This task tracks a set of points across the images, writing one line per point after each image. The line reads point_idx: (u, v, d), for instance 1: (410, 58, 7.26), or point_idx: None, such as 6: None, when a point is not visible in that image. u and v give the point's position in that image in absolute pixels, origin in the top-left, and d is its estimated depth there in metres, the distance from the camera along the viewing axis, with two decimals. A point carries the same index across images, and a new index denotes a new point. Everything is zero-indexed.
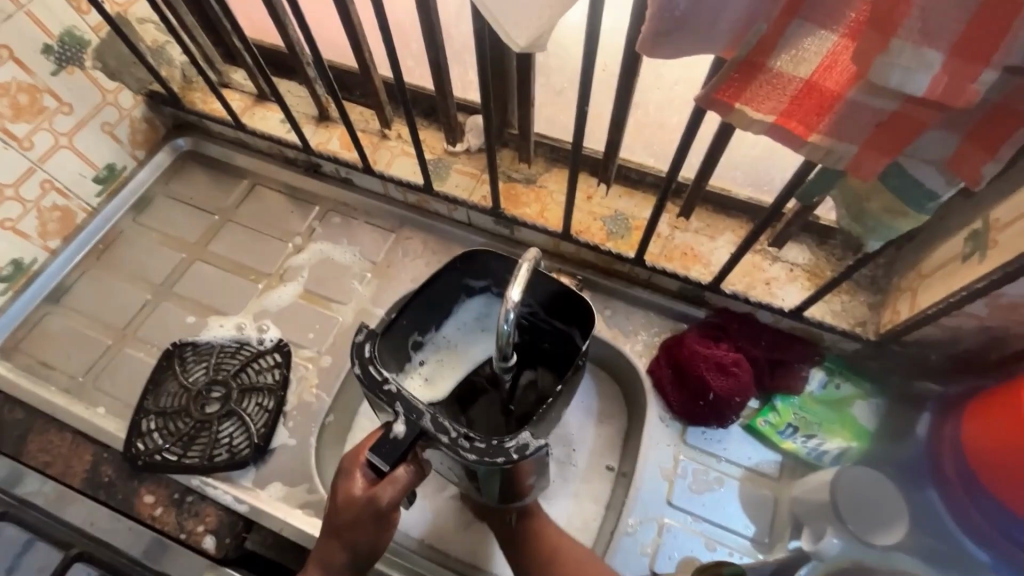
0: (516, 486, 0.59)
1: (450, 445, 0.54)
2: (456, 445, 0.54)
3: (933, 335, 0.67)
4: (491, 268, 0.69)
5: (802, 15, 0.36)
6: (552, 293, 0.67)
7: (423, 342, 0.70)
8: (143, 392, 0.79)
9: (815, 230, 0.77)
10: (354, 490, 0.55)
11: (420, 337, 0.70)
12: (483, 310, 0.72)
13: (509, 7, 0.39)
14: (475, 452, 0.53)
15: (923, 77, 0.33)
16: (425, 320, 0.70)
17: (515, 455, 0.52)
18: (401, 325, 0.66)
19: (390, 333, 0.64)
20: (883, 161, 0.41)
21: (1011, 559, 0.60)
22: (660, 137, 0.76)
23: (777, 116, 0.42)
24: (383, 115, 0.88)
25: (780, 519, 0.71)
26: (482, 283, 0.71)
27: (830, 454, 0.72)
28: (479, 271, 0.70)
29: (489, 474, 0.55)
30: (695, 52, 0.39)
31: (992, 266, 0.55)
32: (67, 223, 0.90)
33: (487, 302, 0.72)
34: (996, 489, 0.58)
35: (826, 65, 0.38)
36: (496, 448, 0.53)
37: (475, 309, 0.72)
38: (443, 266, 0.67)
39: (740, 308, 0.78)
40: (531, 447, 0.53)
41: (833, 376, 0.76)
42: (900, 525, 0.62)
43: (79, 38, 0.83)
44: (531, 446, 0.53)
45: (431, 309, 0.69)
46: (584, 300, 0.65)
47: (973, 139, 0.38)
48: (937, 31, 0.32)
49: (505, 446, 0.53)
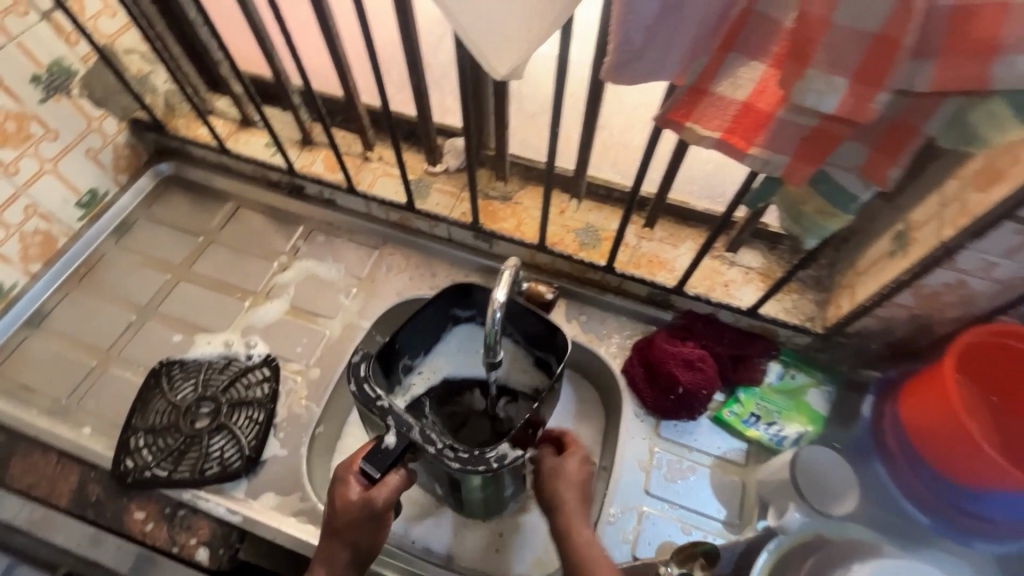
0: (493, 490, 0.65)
1: (436, 455, 0.58)
2: (442, 455, 0.58)
3: (871, 325, 0.75)
4: (477, 298, 0.72)
5: (737, 49, 0.44)
6: (532, 326, 0.71)
7: (412, 365, 0.74)
8: (130, 410, 0.79)
9: (765, 237, 0.85)
10: (351, 495, 0.58)
11: (411, 361, 0.73)
12: (469, 337, 0.76)
13: (489, 40, 0.45)
14: (458, 461, 0.57)
15: (833, 98, 0.41)
16: (416, 346, 0.73)
17: (495, 464, 0.57)
18: (394, 351, 0.69)
19: (385, 357, 0.68)
20: (810, 168, 0.48)
21: (948, 520, 0.68)
22: (624, 155, 0.84)
23: (722, 132, 0.49)
24: (366, 138, 0.93)
25: (749, 502, 0.77)
26: (468, 312, 0.74)
27: (790, 437, 0.79)
28: (466, 301, 0.73)
29: (472, 479, 0.60)
30: (652, 79, 0.46)
31: (911, 260, 0.64)
32: (48, 247, 0.91)
33: (473, 330, 0.76)
34: (932, 453, 0.66)
35: (759, 89, 0.45)
36: (477, 457, 0.58)
37: (461, 336, 0.76)
38: (433, 296, 0.70)
39: (703, 309, 0.86)
40: (508, 458, 0.58)
41: (788, 368, 0.84)
42: (852, 494, 0.68)
43: (68, 68, 0.85)
44: (509, 456, 0.58)
45: (422, 335, 0.72)
46: (562, 334, 0.68)
47: (881, 148, 0.46)
48: (842, 62, 0.40)
49: (485, 456, 0.58)
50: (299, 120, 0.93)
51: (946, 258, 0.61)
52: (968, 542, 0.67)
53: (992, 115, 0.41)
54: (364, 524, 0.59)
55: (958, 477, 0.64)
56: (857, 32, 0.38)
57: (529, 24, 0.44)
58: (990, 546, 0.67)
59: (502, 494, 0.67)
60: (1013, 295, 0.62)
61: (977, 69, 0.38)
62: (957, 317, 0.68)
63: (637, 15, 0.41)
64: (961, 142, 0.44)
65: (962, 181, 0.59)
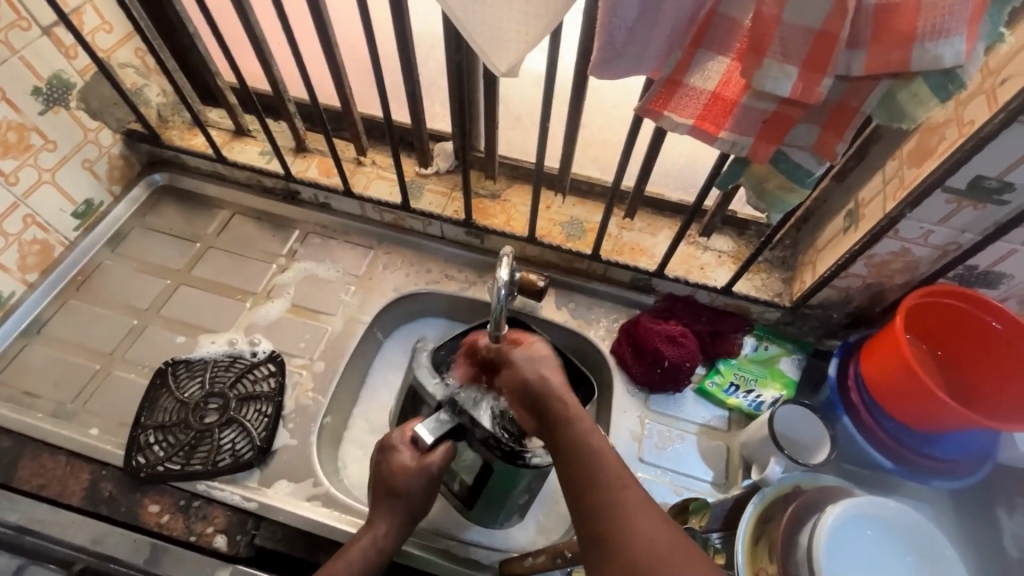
0: (510, 496, 0.73)
1: (481, 440, 0.67)
2: (487, 442, 0.67)
3: (832, 296, 0.83)
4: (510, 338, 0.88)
5: (705, 45, 0.51)
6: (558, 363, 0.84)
7: None
8: (138, 409, 0.82)
9: (734, 223, 0.93)
10: (406, 460, 0.69)
11: None
12: None
13: (492, 42, 0.51)
14: (500, 451, 0.66)
15: (787, 83, 0.49)
16: None
17: (531, 463, 0.66)
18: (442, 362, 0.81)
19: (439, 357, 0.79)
20: (771, 147, 0.56)
21: (906, 462, 0.76)
22: (605, 151, 0.92)
23: (695, 119, 0.56)
24: (360, 144, 0.98)
25: (733, 463, 0.84)
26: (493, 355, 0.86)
27: (767, 402, 0.86)
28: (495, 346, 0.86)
29: (504, 475, 0.69)
30: (633, 72, 0.54)
31: (862, 233, 0.73)
32: (45, 257, 0.92)
33: None
34: (888, 403, 0.74)
35: (725, 80, 0.53)
36: (516, 454, 0.66)
37: None
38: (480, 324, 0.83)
39: (682, 290, 0.93)
40: (543, 459, 0.66)
41: (762, 340, 0.91)
42: (825, 443, 0.78)
43: (66, 80, 0.88)
44: (544, 459, 0.66)
45: None
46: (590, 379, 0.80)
47: (830, 127, 0.54)
48: (792, 54, 0.47)
49: (524, 455, 0.66)
50: (295, 128, 0.97)
51: (891, 228, 0.69)
52: (929, 481, 0.75)
53: (916, 95, 0.49)
54: (414, 483, 0.68)
55: (920, 421, 0.72)
56: (805, 29, 0.46)
57: (529, 25, 0.50)
58: (947, 483, 0.75)
59: (513, 503, 0.75)
60: (949, 259, 0.71)
61: (900, 53, 0.46)
62: (905, 283, 0.77)
63: (621, 16, 0.48)
64: (893, 119, 0.52)
65: (900, 161, 0.68)
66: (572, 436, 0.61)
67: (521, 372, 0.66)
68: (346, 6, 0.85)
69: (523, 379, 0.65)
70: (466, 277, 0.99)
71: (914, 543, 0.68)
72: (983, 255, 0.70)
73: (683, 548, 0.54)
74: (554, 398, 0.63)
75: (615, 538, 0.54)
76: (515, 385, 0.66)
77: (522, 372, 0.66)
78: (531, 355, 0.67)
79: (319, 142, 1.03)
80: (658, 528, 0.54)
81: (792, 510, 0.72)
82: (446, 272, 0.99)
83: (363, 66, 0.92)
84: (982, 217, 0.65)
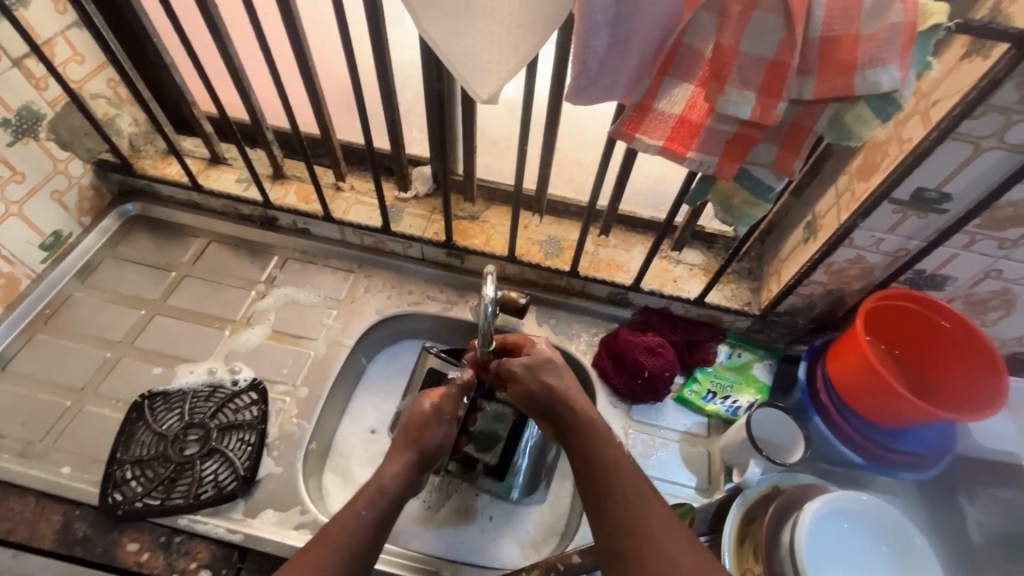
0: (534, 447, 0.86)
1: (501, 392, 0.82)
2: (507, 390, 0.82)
3: (796, 303, 0.88)
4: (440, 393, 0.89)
5: (671, 73, 0.56)
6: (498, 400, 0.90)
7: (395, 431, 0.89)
8: (113, 444, 0.80)
9: (703, 237, 0.98)
10: (420, 405, 0.73)
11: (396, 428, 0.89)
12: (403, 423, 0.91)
13: (474, 72, 0.55)
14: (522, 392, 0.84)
15: (747, 107, 0.53)
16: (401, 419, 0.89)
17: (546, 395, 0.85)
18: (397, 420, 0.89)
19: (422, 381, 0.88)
20: (735, 165, 0.60)
21: (875, 457, 0.80)
22: (578, 173, 0.96)
23: (665, 140, 0.59)
24: (339, 170, 0.99)
25: (715, 469, 0.86)
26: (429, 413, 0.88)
27: (743, 407, 0.89)
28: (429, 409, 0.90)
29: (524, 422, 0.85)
30: (605, 99, 0.57)
31: (820, 243, 0.78)
32: (10, 291, 0.89)
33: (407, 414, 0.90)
34: (854, 402, 0.79)
35: (690, 104, 0.56)
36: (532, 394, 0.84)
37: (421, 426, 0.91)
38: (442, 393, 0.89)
39: (657, 303, 0.97)
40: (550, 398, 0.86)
41: (735, 348, 0.95)
42: (801, 443, 0.81)
43: (36, 111, 0.86)
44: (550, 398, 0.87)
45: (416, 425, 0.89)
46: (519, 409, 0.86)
47: (786, 146, 0.59)
48: (749, 80, 0.52)
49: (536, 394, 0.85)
50: (273, 155, 0.98)
51: (847, 237, 0.75)
52: (896, 473, 0.79)
53: (860, 116, 0.54)
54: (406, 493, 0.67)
55: (884, 417, 0.77)
56: (760, 58, 0.51)
57: (509, 56, 0.53)
58: (914, 475, 0.79)
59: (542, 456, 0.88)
60: (899, 264, 0.77)
61: (845, 79, 0.51)
62: (862, 288, 0.83)
63: (593, 47, 0.52)
64: (842, 138, 0.56)
65: (850, 176, 0.74)
66: (587, 443, 0.65)
67: (526, 383, 0.70)
68: (327, 37, 0.87)
69: (529, 391, 0.70)
70: (448, 297, 1.00)
71: (889, 533, 0.72)
72: (929, 260, 0.76)
73: (704, 562, 0.56)
74: (558, 403, 0.68)
75: (638, 543, 0.57)
76: (520, 397, 0.71)
77: (528, 384, 0.70)
78: (532, 364, 0.71)
79: (297, 169, 1.03)
80: (679, 549, 0.57)
81: (774, 508, 0.75)
82: (427, 293, 1.00)
83: (342, 94, 0.93)
84: (926, 225, 0.71)
